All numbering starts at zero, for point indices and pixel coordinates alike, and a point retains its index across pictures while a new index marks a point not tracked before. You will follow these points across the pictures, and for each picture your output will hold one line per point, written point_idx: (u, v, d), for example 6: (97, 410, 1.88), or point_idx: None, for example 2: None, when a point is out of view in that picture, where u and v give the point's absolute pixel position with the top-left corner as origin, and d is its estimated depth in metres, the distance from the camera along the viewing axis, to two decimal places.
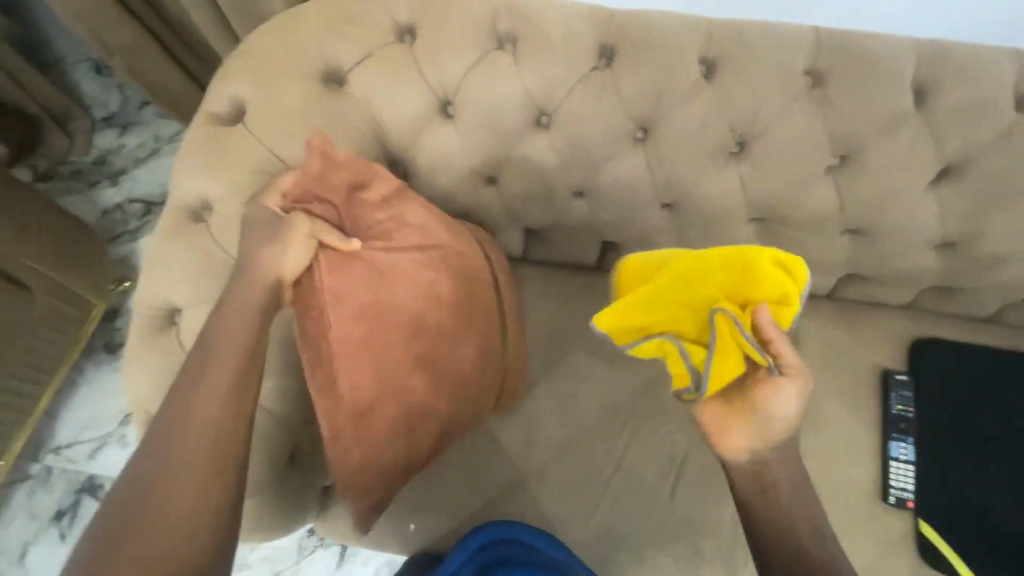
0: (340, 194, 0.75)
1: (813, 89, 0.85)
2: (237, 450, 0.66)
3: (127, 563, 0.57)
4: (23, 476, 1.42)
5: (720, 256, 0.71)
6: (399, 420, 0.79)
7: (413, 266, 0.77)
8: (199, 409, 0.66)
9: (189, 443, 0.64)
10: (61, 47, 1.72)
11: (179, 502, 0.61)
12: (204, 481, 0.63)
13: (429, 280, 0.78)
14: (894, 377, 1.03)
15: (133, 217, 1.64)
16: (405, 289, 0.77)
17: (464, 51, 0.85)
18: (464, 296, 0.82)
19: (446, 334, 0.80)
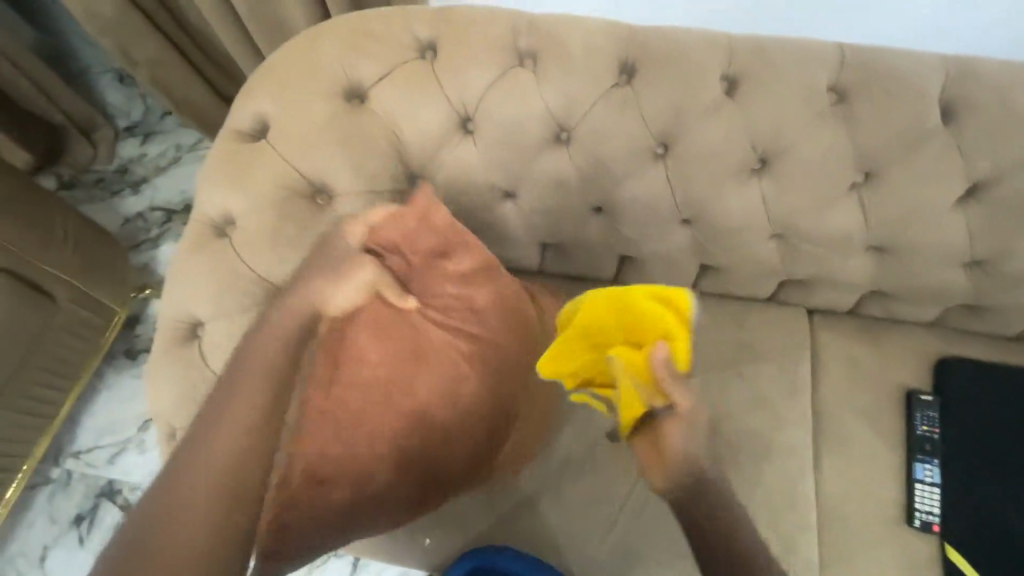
0: (421, 257, 0.79)
1: (838, 105, 0.84)
2: None
3: None
4: (44, 480, 1.44)
5: (609, 300, 0.77)
6: (348, 498, 0.76)
7: (453, 352, 0.82)
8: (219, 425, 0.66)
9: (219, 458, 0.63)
10: (87, 58, 1.76)
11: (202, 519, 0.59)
12: None
13: (458, 373, 0.82)
14: (918, 397, 1.01)
15: (154, 225, 1.67)
16: (430, 375, 0.80)
17: (485, 67, 0.85)
18: (486, 396, 0.85)
19: (441, 435, 0.81)
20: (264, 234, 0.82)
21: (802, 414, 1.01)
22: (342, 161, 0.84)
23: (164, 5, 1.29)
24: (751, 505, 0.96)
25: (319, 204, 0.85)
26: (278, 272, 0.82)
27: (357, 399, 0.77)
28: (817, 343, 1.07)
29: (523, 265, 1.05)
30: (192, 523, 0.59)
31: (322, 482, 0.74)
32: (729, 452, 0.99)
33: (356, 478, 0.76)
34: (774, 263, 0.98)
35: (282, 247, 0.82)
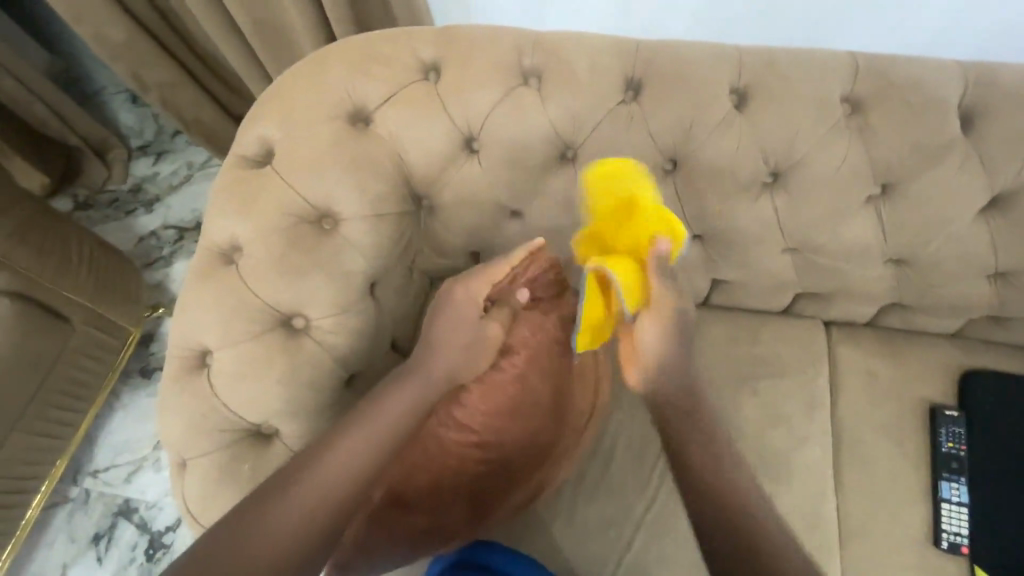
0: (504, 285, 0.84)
1: (851, 116, 0.82)
2: (329, 486, 0.68)
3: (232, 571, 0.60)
4: (63, 499, 1.46)
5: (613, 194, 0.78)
6: (416, 525, 0.84)
7: (531, 407, 0.87)
8: (319, 460, 0.70)
9: (297, 498, 0.66)
10: (101, 80, 1.79)
11: (277, 559, 0.63)
12: (292, 521, 0.65)
13: (533, 426, 0.88)
14: (942, 412, 0.97)
15: (167, 243, 1.69)
16: (514, 427, 0.86)
17: (490, 87, 0.84)
18: (548, 440, 0.90)
19: (506, 475, 0.88)
20: (272, 261, 0.82)
21: (822, 430, 0.99)
22: (348, 185, 0.84)
23: (173, 28, 1.31)
24: None
25: (325, 229, 0.86)
26: (284, 298, 0.82)
27: (450, 441, 0.83)
28: (834, 357, 1.04)
29: None
30: (260, 562, 0.62)
31: (393, 518, 0.83)
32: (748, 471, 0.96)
33: (418, 513, 0.84)
34: (789, 277, 0.96)
35: (288, 272, 0.82)
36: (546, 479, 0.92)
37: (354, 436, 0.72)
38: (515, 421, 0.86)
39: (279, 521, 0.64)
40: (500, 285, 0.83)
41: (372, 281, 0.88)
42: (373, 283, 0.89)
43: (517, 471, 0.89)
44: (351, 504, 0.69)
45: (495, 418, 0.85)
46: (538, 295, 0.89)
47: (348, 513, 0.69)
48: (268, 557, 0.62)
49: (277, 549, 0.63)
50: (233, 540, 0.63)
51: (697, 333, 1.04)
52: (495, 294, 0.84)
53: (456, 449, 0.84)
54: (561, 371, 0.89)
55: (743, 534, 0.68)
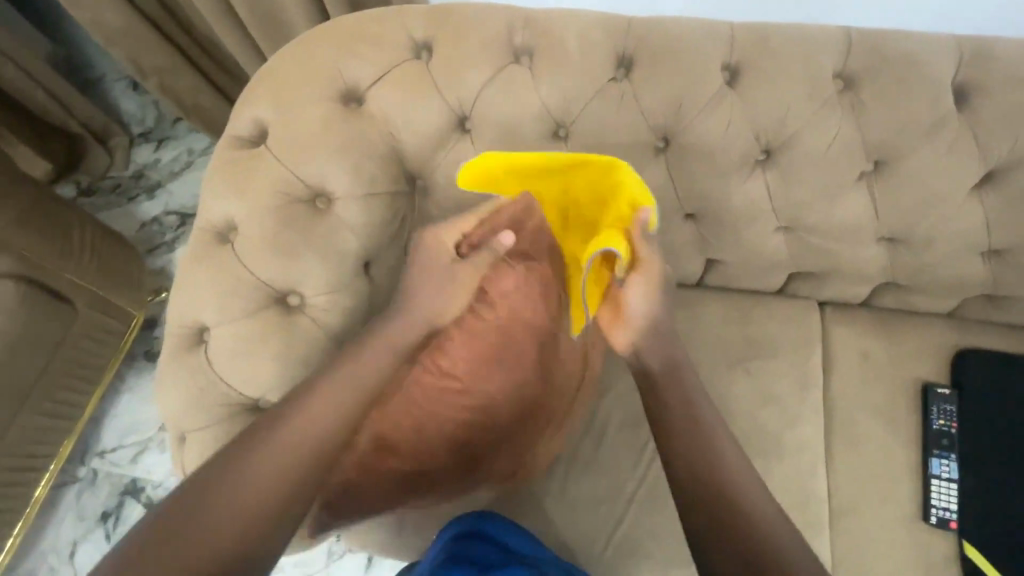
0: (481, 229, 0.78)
1: (843, 92, 0.81)
2: (308, 432, 0.69)
3: (204, 533, 0.61)
4: (71, 479, 1.49)
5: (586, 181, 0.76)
6: (405, 475, 0.84)
7: (516, 359, 0.89)
8: (304, 408, 0.70)
9: (260, 458, 0.66)
10: (102, 66, 1.80)
11: (258, 511, 0.65)
12: (272, 476, 0.67)
13: (516, 377, 0.89)
14: (934, 390, 0.98)
15: (169, 228, 1.70)
16: (498, 378, 0.88)
17: (482, 65, 0.84)
18: (534, 393, 0.91)
19: (495, 426, 0.89)
20: (266, 241, 0.83)
21: (814, 409, 0.99)
22: (341, 164, 0.84)
23: (177, 20, 1.32)
24: None
25: (318, 208, 0.86)
26: (278, 276, 0.83)
27: (439, 392, 0.84)
28: (828, 337, 1.04)
29: None
30: (244, 508, 0.64)
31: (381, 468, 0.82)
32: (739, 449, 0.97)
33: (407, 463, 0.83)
34: (782, 257, 0.96)
35: (283, 252, 0.83)
36: (529, 433, 0.93)
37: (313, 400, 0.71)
38: (497, 370, 0.88)
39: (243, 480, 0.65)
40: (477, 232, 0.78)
41: (366, 260, 0.88)
42: (367, 262, 0.90)
43: (503, 423, 0.90)
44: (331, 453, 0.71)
45: (481, 368, 0.86)
46: (530, 250, 0.84)
47: (322, 464, 0.70)
48: (238, 514, 0.63)
49: (260, 498, 0.65)
50: (215, 484, 0.65)
51: (692, 313, 1.05)
52: (474, 238, 0.78)
53: (440, 400, 0.84)
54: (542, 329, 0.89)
55: (731, 504, 0.69)
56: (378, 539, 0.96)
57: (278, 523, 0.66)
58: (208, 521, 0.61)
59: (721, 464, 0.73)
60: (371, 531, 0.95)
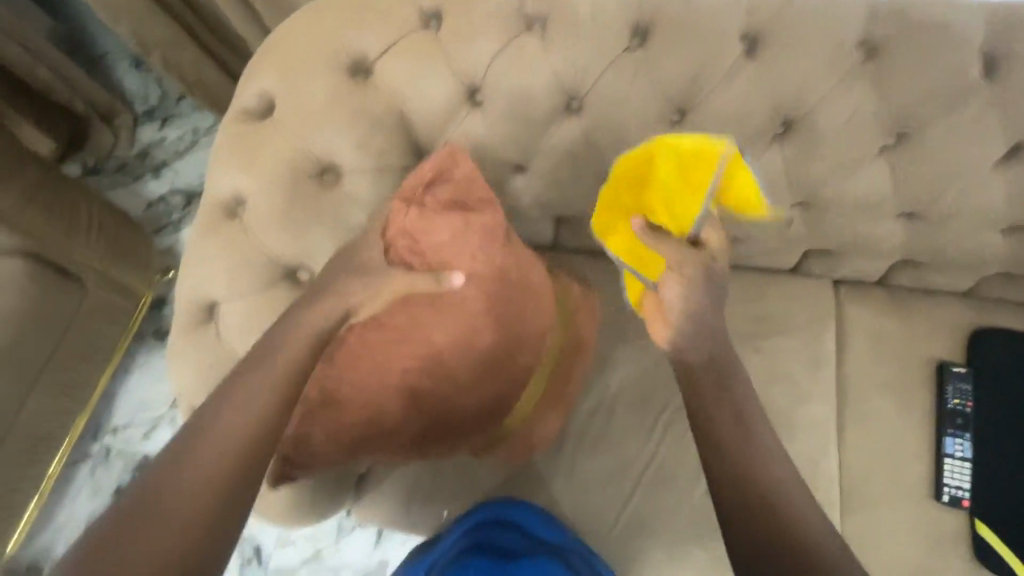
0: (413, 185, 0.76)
1: (867, 62, 0.78)
2: (247, 416, 0.64)
3: (156, 538, 0.57)
4: (85, 455, 1.51)
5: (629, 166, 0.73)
6: (363, 433, 0.76)
7: (473, 309, 0.76)
8: (245, 390, 0.65)
9: (214, 436, 0.62)
10: (105, 43, 1.77)
11: (196, 510, 0.59)
12: (213, 467, 0.61)
13: (478, 330, 0.77)
14: (950, 369, 0.97)
15: (175, 208, 1.70)
16: (457, 330, 0.76)
17: (493, 34, 0.82)
18: (504, 346, 0.80)
19: (460, 381, 0.78)
20: (276, 215, 0.82)
21: (826, 388, 0.98)
22: (349, 138, 0.83)
23: None
24: None
25: (327, 182, 0.85)
26: (287, 251, 0.83)
27: (387, 347, 0.74)
28: (842, 315, 1.03)
29: (533, 239, 1.02)
30: (186, 504, 0.59)
31: (334, 426, 0.74)
32: None
33: (364, 422, 0.75)
34: (798, 233, 0.94)
35: (292, 226, 0.82)
36: (504, 391, 0.82)
37: (260, 370, 0.66)
38: (456, 321, 0.76)
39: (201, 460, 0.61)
40: (409, 190, 0.76)
41: None
42: None
43: (470, 378, 0.79)
44: (270, 432, 0.65)
45: (437, 318, 0.75)
46: (473, 205, 0.77)
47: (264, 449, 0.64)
48: (192, 507, 0.59)
49: (197, 495, 0.59)
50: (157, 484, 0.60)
51: None
52: (407, 196, 0.75)
53: (388, 354, 0.74)
54: (508, 289, 0.78)
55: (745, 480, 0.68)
56: (388, 514, 0.97)
57: (228, 522, 0.60)
58: (151, 531, 0.57)
59: (736, 441, 0.72)
60: (381, 505, 0.96)
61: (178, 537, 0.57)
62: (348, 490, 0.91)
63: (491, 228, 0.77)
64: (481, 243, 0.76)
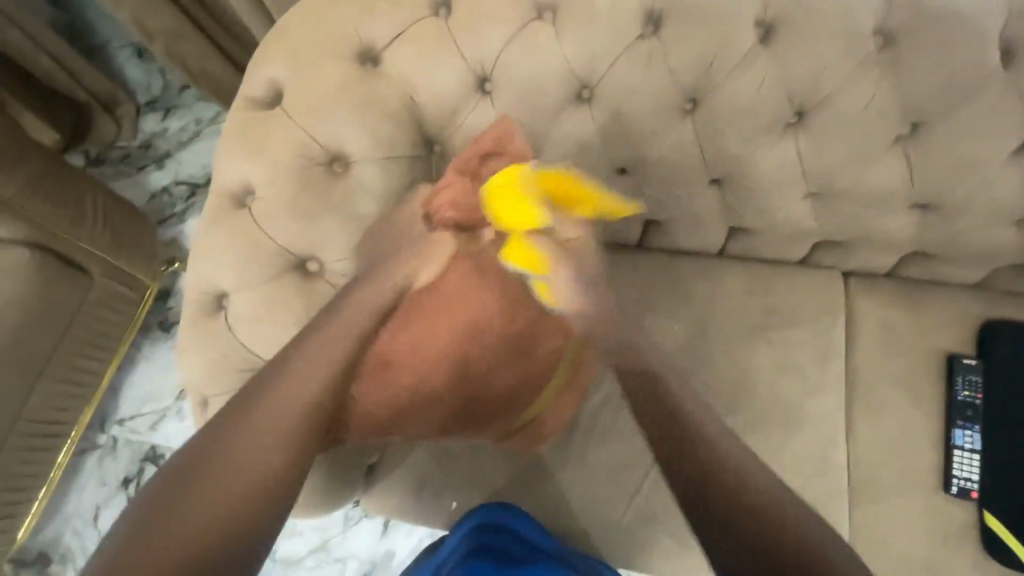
0: (473, 157, 0.78)
1: (883, 50, 0.76)
2: (296, 388, 0.68)
3: (199, 503, 0.61)
4: (92, 446, 1.52)
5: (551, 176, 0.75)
6: (399, 410, 0.77)
7: (508, 288, 0.78)
8: (297, 364, 0.70)
9: (261, 410, 0.67)
10: (106, 32, 1.76)
11: (241, 474, 0.63)
12: (259, 437, 0.66)
13: (512, 309, 0.78)
14: (960, 361, 0.96)
15: (179, 199, 1.69)
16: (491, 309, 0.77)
17: (503, 22, 0.81)
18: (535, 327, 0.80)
19: (493, 359, 0.79)
20: (286, 205, 0.82)
21: (836, 379, 0.98)
22: (359, 128, 0.82)
23: None
24: (781, 472, 0.94)
25: (336, 172, 0.84)
26: (297, 241, 0.82)
27: (427, 325, 0.75)
28: (852, 307, 1.03)
29: None
30: (232, 468, 0.63)
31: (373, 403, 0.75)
32: (758, 418, 0.97)
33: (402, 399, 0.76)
34: (810, 225, 0.93)
35: (302, 217, 0.82)
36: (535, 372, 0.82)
37: (308, 350, 0.70)
38: (492, 300, 0.77)
39: (245, 441, 0.65)
40: (466, 162, 0.78)
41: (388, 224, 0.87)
42: None
43: (502, 358, 0.79)
44: (316, 405, 0.69)
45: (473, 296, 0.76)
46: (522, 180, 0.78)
47: (309, 420, 0.68)
48: (238, 473, 0.63)
49: (244, 460, 0.64)
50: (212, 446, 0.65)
51: (713, 282, 1.04)
52: (465, 168, 0.78)
53: (427, 332, 0.75)
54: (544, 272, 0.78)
55: None
56: (397, 504, 0.98)
57: (267, 491, 0.64)
58: (200, 490, 0.61)
59: None
60: (391, 495, 0.97)
61: (219, 501, 0.61)
62: (358, 480, 0.91)
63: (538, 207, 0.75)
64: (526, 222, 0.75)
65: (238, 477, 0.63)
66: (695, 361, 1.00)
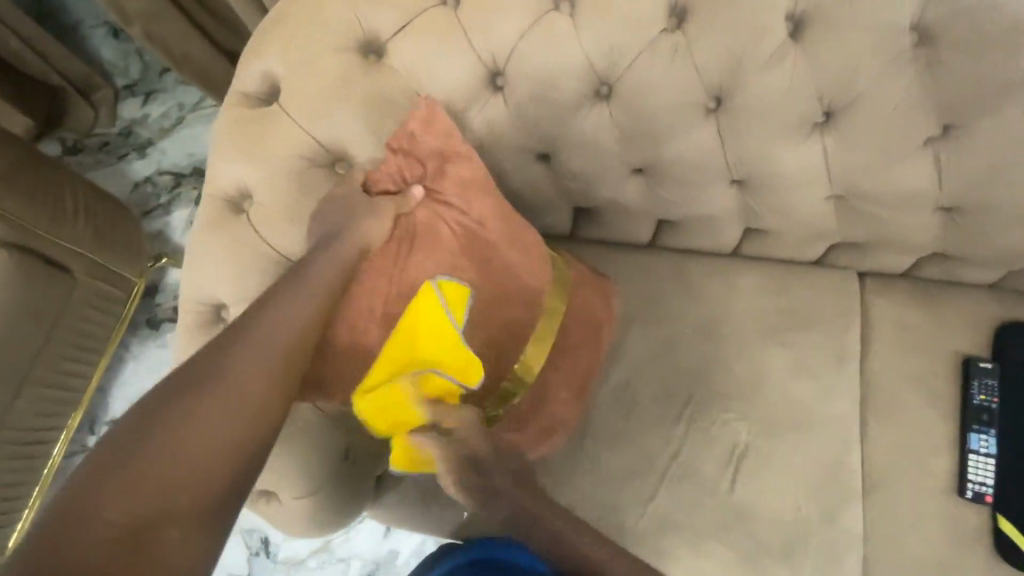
0: (410, 132, 0.75)
1: (919, 46, 0.72)
2: (259, 351, 0.64)
3: (151, 471, 0.55)
4: (82, 447, 1.47)
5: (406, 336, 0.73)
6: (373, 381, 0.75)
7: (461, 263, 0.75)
8: (264, 326, 0.65)
9: (226, 371, 0.63)
10: (78, 10, 1.65)
11: (196, 442, 0.58)
12: (222, 402, 0.61)
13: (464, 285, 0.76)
14: (977, 364, 0.95)
15: (164, 190, 1.61)
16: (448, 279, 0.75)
17: (517, 12, 0.76)
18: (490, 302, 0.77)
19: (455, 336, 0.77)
20: (287, 210, 0.77)
21: (850, 382, 0.97)
22: (363, 127, 0.77)
23: None
24: (795, 477, 0.93)
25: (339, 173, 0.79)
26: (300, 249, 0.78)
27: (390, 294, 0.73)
28: (867, 307, 1.01)
29: (552, 229, 0.98)
30: (188, 435, 0.58)
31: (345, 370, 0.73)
32: (773, 422, 0.96)
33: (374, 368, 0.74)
34: (829, 226, 0.91)
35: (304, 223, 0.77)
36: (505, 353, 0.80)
37: (275, 310, 0.67)
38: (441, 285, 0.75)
39: (221, 398, 0.61)
40: (396, 141, 0.75)
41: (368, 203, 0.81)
42: None
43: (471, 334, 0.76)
44: (282, 371, 0.65)
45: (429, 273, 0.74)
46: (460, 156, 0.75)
47: (274, 386, 0.64)
48: (194, 441, 0.58)
49: (201, 426, 0.59)
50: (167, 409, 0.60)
51: (726, 282, 1.01)
52: (396, 148, 0.75)
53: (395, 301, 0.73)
54: (483, 243, 0.76)
55: None
56: (406, 513, 0.95)
57: (226, 459, 0.59)
58: (152, 454, 0.56)
59: None
60: (399, 505, 0.95)
61: (173, 468, 0.56)
62: (366, 493, 0.88)
63: (469, 181, 0.75)
64: (457, 194, 0.75)
65: (203, 439, 0.58)
66: (708, 363, 0.98)
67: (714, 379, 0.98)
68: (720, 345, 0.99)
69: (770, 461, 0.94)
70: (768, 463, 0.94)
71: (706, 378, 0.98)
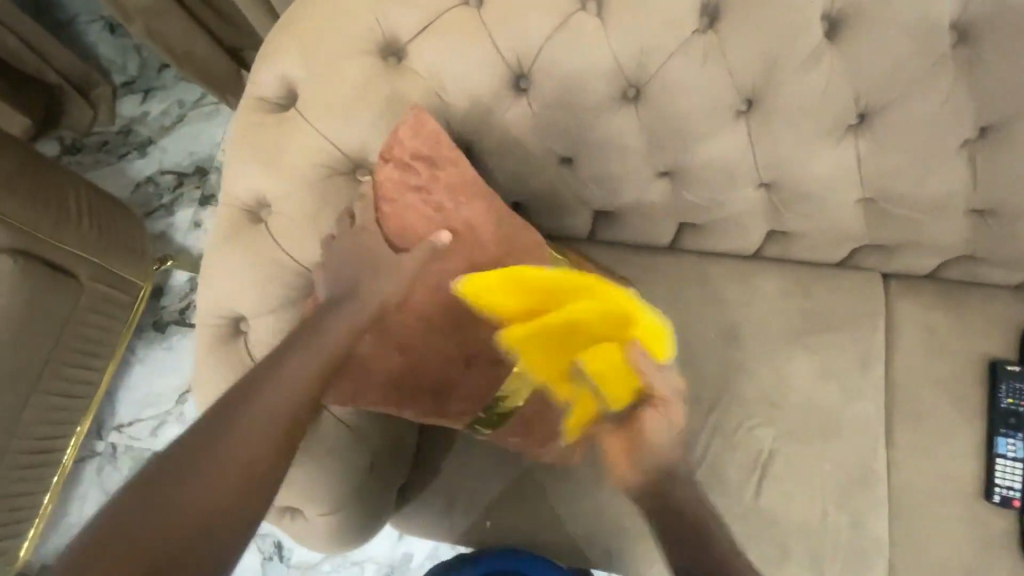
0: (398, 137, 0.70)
1: (958, 47, 0.70)
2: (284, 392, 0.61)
3: (166, 518, 0.54)
4: (90, 453, 1.46)
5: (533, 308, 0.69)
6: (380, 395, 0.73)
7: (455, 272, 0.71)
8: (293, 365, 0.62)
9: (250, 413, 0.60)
10: (74, 6, 1.61)
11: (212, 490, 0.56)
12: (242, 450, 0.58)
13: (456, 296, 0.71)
14: (1004, 367, 0.94)
15: (166, 190, 1.58)
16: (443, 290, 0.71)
17: (543, 13, 0.73)
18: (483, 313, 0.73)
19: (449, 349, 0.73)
20: (308, 220, 0.75)
21: (874, 386, 0.96)
22: (384, 133, 0.75)
23: None
24: (820, 482, 0.93)
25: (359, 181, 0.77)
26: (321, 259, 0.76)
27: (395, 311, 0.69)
28: (892, 309, 1.00)
29: (572, 232, 0.96)
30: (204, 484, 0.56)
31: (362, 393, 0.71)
32: (799, 427, 0.95)
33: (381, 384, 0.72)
34: (858, 229, 0.89)
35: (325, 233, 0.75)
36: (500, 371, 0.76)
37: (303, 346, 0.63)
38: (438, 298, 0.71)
39: (241, 445, 0.58)
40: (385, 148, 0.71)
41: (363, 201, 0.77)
42: None
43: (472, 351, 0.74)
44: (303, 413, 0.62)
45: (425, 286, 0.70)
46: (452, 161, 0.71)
47: (295, 428, 0.61)
48: (211, 489, 0.56)
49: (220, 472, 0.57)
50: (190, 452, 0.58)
51: (750, 285, 0.99)
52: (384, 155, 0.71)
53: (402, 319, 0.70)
54: (481, 249, 0.72)
55: None
56: (427, 523, 0.94)
57: (239, 508, 0.57)
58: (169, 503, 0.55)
59: None
60: (421, 514, 0.93)
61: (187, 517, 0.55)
62: (389, 503, 0.87)
63: (460, 183, 0.71)
64: (452, 202, 0.71)
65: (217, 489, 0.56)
66: (731, 367, 0.97)
67: (738, 383, 0.97)
68: (744, 349, 0.97)
69: (795, 466, 0.93)
70: (794, 469, 0.93)
71: (730, 383, 0.97)
